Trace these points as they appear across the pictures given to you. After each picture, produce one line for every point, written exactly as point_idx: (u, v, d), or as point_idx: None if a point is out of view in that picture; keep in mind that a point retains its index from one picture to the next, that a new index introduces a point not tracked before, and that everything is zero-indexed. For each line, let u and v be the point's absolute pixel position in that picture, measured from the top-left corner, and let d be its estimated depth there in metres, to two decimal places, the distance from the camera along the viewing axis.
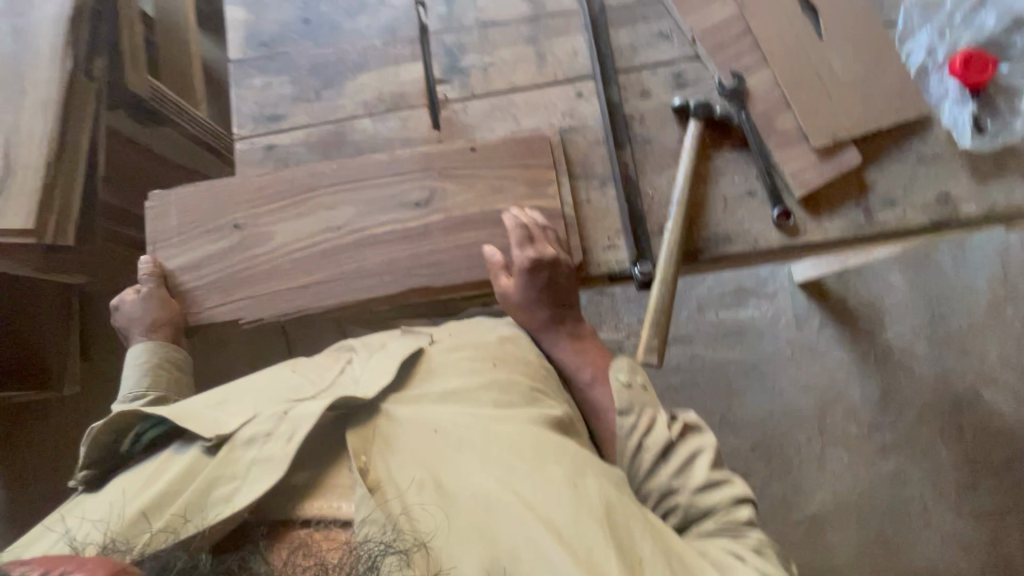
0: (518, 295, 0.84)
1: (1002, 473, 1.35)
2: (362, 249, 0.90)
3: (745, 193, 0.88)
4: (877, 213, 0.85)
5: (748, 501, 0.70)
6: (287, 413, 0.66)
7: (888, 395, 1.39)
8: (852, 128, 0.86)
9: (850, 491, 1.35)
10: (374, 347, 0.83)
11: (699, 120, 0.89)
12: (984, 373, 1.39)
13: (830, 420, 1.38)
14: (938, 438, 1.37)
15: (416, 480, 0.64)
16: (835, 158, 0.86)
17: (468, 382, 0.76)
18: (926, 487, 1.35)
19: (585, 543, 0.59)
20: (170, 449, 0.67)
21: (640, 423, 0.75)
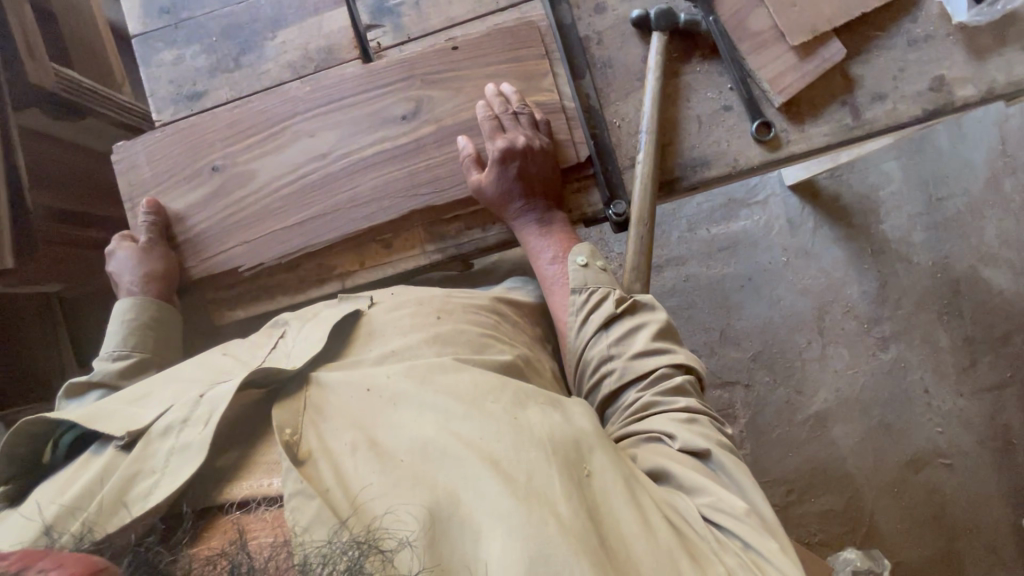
0: (492, 189, 0.86)
1: (1001, 348, 1.36)
2: (350, 173, 0.93)
3: (721, 108, 0.84)
4: (865, 111, 0.80)
5: (688, 367, 0.75)
6: (203, 396, 0.65)
7: (886, 287, 1.38)
8: (832, 17, 0.79)
9: (852, 385, 1.37)
10: (309, 317, 0.84)
11: (662, 33, 0.84)
12: (983, 252, 1.37)
13: (829, 320, 1.38)
14: (937, 322, 1.37)
15: (350, 445, 0.61)
16: (816, 54, 0.80)
17: (405, 343, 0.76)
18: (927, 372, 1.37)
19: (527, 474, 0.59)
20: (87, 453, 0.65)
21: (589, 299, 0.80)
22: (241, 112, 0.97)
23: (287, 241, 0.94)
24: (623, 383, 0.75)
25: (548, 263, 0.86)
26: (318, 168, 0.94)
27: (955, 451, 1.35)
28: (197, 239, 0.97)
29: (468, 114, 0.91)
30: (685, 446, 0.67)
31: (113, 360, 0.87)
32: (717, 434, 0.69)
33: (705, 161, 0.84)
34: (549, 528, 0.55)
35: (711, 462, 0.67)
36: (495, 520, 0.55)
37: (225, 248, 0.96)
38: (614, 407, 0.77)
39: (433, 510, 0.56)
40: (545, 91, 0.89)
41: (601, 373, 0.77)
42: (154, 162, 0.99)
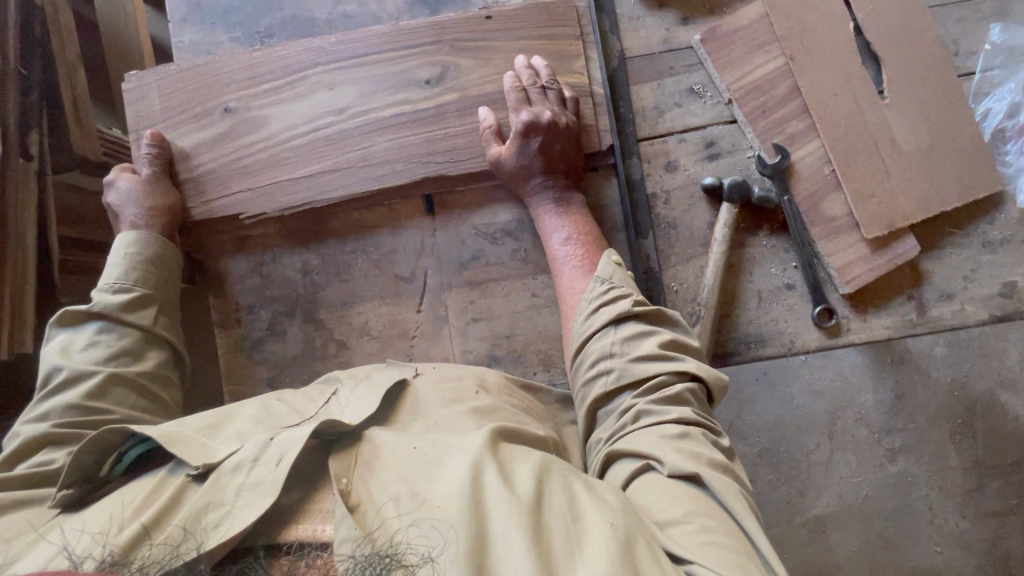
0: (513, 161, 0.95)
1: (1011, 474, 1.34)
2: (365, 139, 1.01)
3: (784, 284, 0.99)
4: (929, 309, 0.98)
5: (689, 375, 0.78)
6: (273, 440, 0.66)
7: (902, 399, 1.35)
8: (909, 212, 0.96)
9: (855, 493, 1.35)
10: (361, 378, 0.85)
11: (733, 204, 0.97)
12: (1003, 375, 1.35)
13: (841, 424, 1.36)
14: (949, 441, 1.35)
15: (394, 498, 0.61)
16: (886, 251, 0.97)
17: (450, 416, 0.76)
18: (932, 489, 1.35)
19: (552, 527, 0.58)
20: (163, 470, 0.66)
21: (609, 289, 0.86)
22: (262, 58, 1.04)
23: (292, 186, 1.02)
24: (619, 382, 0.79)
25: (559, 244, 0.95)
26: (332, 126, 1.02)
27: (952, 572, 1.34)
28: (203, 179, 1.04)
29: (492, 87, 1.00)
30: (673, 469, 0.67)
31: (113, 292, 0.92)
32: (707, 452, 0.69)
33: (759, 337, 0.99)
34: (555, 557, 0.55)
35: (703, 485, 0.66)
36: (511, 553, 0.55)
37: (228, 192, 1.03)
38: (606, 407, 0.80)
39: (467, 544, 0.55)
40: (574, 72, 1.00)
41: (599, 367, 0.81)
42: (164, 96, 1.06)
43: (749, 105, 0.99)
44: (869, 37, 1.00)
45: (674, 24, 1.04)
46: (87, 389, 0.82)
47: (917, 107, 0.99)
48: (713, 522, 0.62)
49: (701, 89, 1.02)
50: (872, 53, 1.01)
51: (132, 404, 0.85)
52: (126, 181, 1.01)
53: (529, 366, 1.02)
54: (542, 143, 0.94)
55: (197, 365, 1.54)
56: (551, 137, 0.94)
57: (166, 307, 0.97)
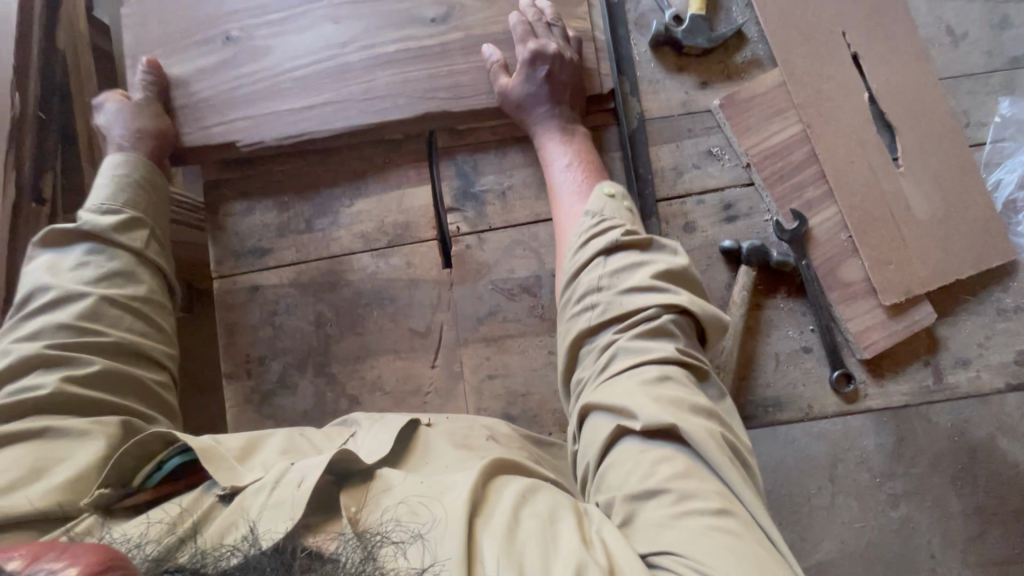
0: (518, 90, 0.98)
1: (1012, 522, 1.33)
2: (366, 82, 1.03)
3: (800, 348, 1.00)
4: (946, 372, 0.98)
5: (678, 314, 0.77)
6: (292, 466, 0.67)
7: (902, 443, 1.35)
8: (926, 279, 0.98)
9: (857, 539, 1.33)
10: (377, 418, 0.85)
11: (751, 267, 0.98)
12: (1002, 421, 1.35)
13: (842, 468, 1.35)
14: (950, 486, 1.35)
15: (399, 518, 0.62)
16: (905, 317, 0.98)
17: (457, 459, 0.76)
18: (935, 535, 1.33)
19: (531, 536, 0.59)
20: (199, 489, 0.70)
21: (598, 223, 0.85)
22: None
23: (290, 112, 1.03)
24: (604, 317, 0.78)
25: (560, 172, 0.97)
26: (336, 64, 1.04)
27: None
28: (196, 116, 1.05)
29: (495, 28, 1.04)
30: (648, 422, 0.67)
31: (102, 212, 0.91)
32: (691, 398, 0.70)
33: (776, 402, 0.99)
34: (522, 546, 0.58)
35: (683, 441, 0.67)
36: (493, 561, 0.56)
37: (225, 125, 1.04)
38: (590, 344, 0.80)
39: (456, 526, 0.58)
40: (578, 18, 1.05)
41: (584, 304, 0.80)
42: (163, 23, 1.08)
43: (767, 170, 1.02)
44: (884, 106, 1.03)
45: (693, 87, 1.06)
46: (79, 310, 0.82)
47: (931, 177, 1.02)
48: (693, 485, 0.63)
49: (719, 151, 1.05)
50: (888, 123, 1.04)
51: (127, 326, 0.85)
52: (114, 103, 1.02)
53: (544, 427, 1.00)
54: (547, 73, 0.97)
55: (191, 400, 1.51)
56: (556, 69, 0.98)
57: (158, 232, 0.96)
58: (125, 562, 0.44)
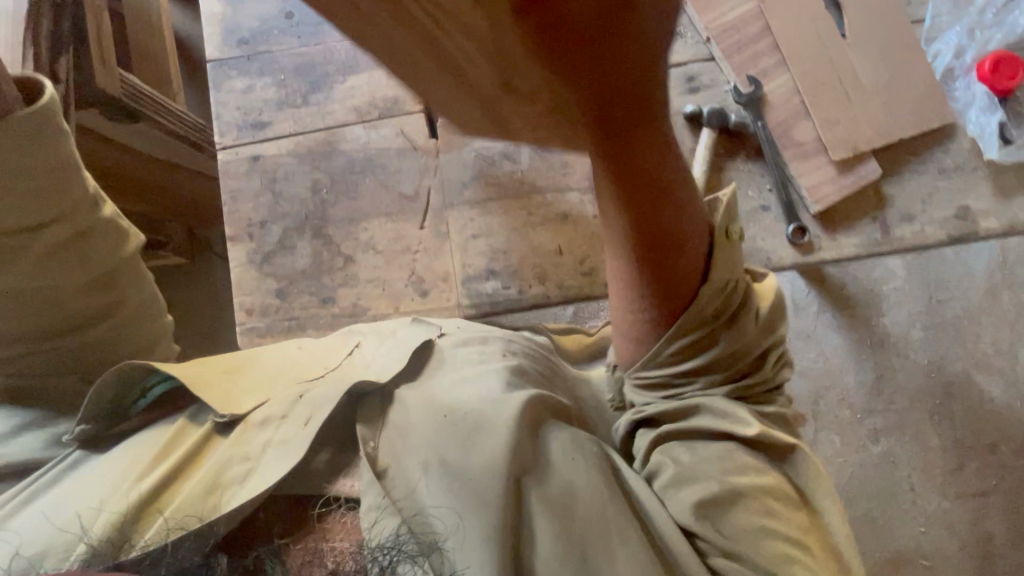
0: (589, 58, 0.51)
1: (988, 455, 1.38)
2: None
3: (759, 207, 1.00)
4: (894, 230, 0.97)
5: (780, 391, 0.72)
6: (303, 397, 0.68)
7: (882, 379, 1.40)
8: (873, 139, 1.01)
9: (840, 473, 1.38)
10: (387, 334, 0.85)
11: (713, 130, 1.01)
12: (977, 358, 1.40)
13: (824, 405, 1.40)
14: (928, 422, 1.39)
15: (424, 465, 0.63)
16: (854, 172, 0.99)
17: (477, 371, 0.75)
18: (914, 469, 1.38)
19: (577, 513, 0.60)
20: (184, 417, 0.68)
21: (709, 275, 0.68)
22: None
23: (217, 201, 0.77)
24: (695, 346, 0.69)
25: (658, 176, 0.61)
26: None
27: (936, 553, 1.35)
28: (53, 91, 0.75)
29: None
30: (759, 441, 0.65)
31: None
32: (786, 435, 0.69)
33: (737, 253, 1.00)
34: (575, 530, 0.59)
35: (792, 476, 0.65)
36: (529, 530, 0.59)
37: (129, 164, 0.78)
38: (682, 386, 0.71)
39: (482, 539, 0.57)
40: None
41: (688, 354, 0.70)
42: None
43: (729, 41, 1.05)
44: None
45: None
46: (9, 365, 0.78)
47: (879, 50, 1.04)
48: (778, 506, 0.62)
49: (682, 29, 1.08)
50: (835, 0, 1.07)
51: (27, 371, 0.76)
52: None
53: (525, 280, 1.02)
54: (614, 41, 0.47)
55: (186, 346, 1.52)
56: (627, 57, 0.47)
57: None
58: None
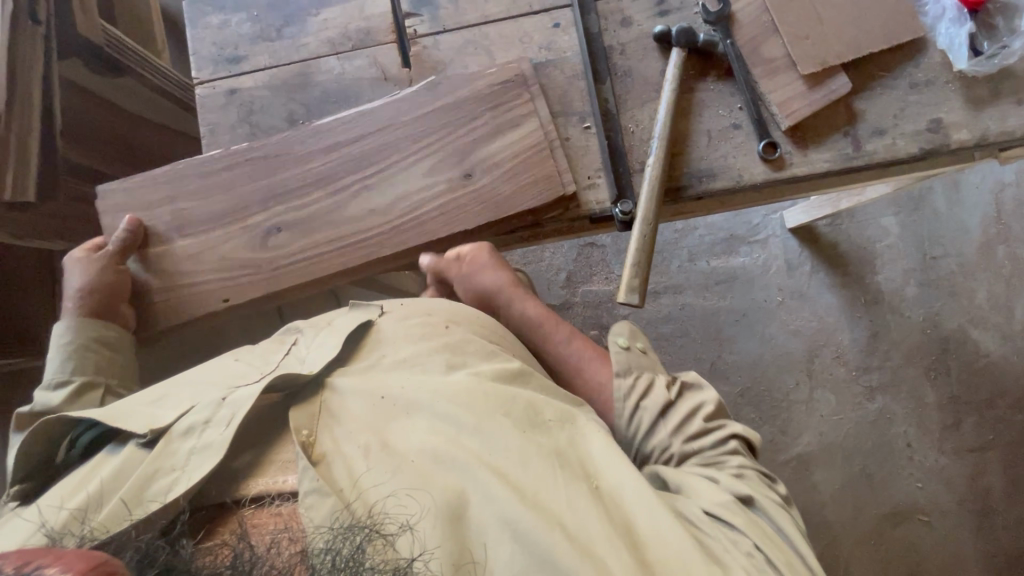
0: (483, 284, 0.88)
1: (985, 410, 1.37)
2: (335, 207, 0.92)
3: (730, 126, 0.86)
4: (865, 143, 0.83)
5: (741, 437, 0.73)
6: (225, 399, 0.69)
7: (877, 337, 1.40)
8: (842, 54, 0.83)
9: (836, 431, 1.38)
10: (322, 326, 0.85)
11: (680, 50, 0.87)
12: (974, 313, 1.40)
13: (819, 364, 1.40)
14: (925, 378, 1.39)
15: (363, 446, 0.66)
16: (824, 85, 0.83)
17: (414, 352, 0.77)
18: (911, 425, 1.37)
19: (537, 480, 0.63)
20: (103, 452, 0.70)
21: (635, 381, 0.78)
22: None
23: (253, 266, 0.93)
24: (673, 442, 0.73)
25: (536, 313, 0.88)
26: (282, 202, 0.93)
27: (934, 508, 1.35)
28: (178, 256, 0.95)
29: None
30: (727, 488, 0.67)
31: None
32: (758, 478, 0.69)
33: (709, 172, 0.86)
34: (538, 497, 0.62)
35: (752, 504, 0.66)
36: (489, 501, 0.61)
37: (212, 233, 0.95)
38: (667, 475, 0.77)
39: (441, 509, 0.61)
40: None
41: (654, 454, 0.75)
42: None
43: None
44: None
45: None
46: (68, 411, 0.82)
47: None
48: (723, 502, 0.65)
49: None
50: None
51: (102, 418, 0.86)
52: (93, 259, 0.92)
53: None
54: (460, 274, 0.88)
55: None
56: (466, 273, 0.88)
57: None
58: (115, 569, 0.40)
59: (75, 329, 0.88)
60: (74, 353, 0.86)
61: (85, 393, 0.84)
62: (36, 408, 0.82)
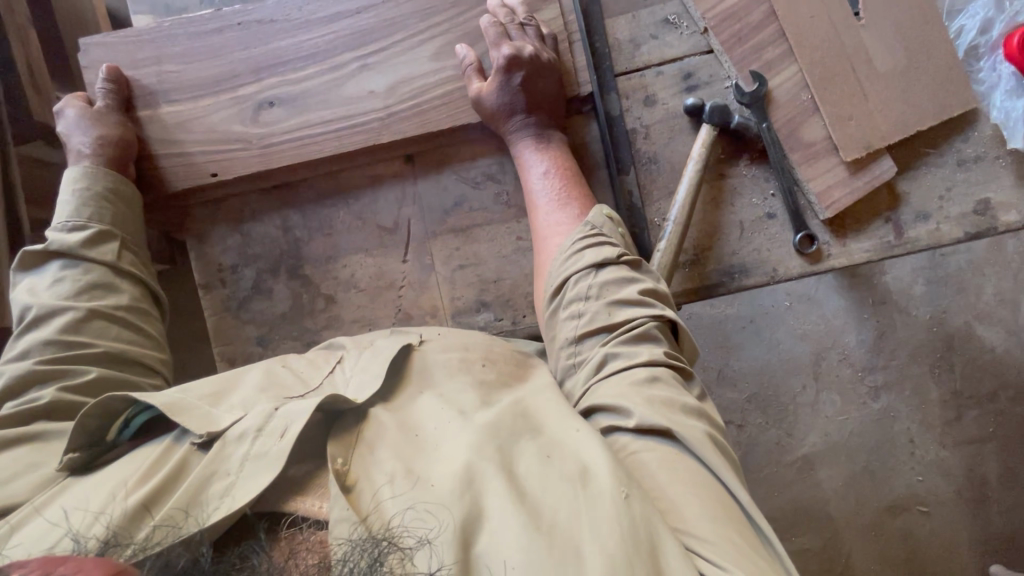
0: (494, 99, 0.90)
1: (985, 404, 1.39)
2: (330, 86, 0.98)
3: (764, 213, 0.91)
4: (907, 230, 0.89)
5: (665, 318, 0.74)
6: (277, 410, 0.66)
7: (883, 338, 1.39)
8: (887, 134, 0.87)
9: (841, 430, 1.40)
10: (366, 345, 0.84)
11: (712, 127, 0.89)
12: (980, 309, 1.39)
13: (825, 365, 1.40)
14: (929, 375, 1.39)
15: (390, 476, 0.62)
16: (866, 171, 0.88)
17: (451, 389, 0.74)
18: (914, 422, 1.39)
19: (547, 509, 0.57)
20: (170, 438, 0.68)
21: (594, 233, 0.81)
22: None
23: (243, 142, 0.99)
24: (591, 328, 0.75)
25: (538, 177, 0.91)
26: (275, 75, 0.99)
27: (932, 498, 1.39)
28: (167, 122, 1.01)
29: None
30: (641, 421, 0.65)
31: None
32: (680, 396, 0.67)
33: (743, 267, 0.91)
34: (539, 510, 0.57)
35: (677, 440, 0.64)
36: (504, 526, 0.56)
37: (198, 100, 1.01)
38: (575, 347, 0.76)
39: (458, 531, 0.55)
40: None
41: (572, 310, 0.77)
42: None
43: (725, 33, 0.91)
44: None
45: None
46: (63, 325, 0.83)
47: (894, 26, 0.88)
48: (687, 472, 0.62)
49: (677, 19, 0.94)
50: None
51: (116, 334, 0.86)
52: (76, 108, 0.97)
53: (518, 310, 0.99)
54: (492, 92, 0.90)
55: (181, 350, 1.46)
56: (496, 92, 0.90)
57: None
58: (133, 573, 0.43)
59: (91, 175, 0.93)
60: (91, 201, 0.92)
61: (100, 242, 0.91)
62: (54, 248, 0.88)
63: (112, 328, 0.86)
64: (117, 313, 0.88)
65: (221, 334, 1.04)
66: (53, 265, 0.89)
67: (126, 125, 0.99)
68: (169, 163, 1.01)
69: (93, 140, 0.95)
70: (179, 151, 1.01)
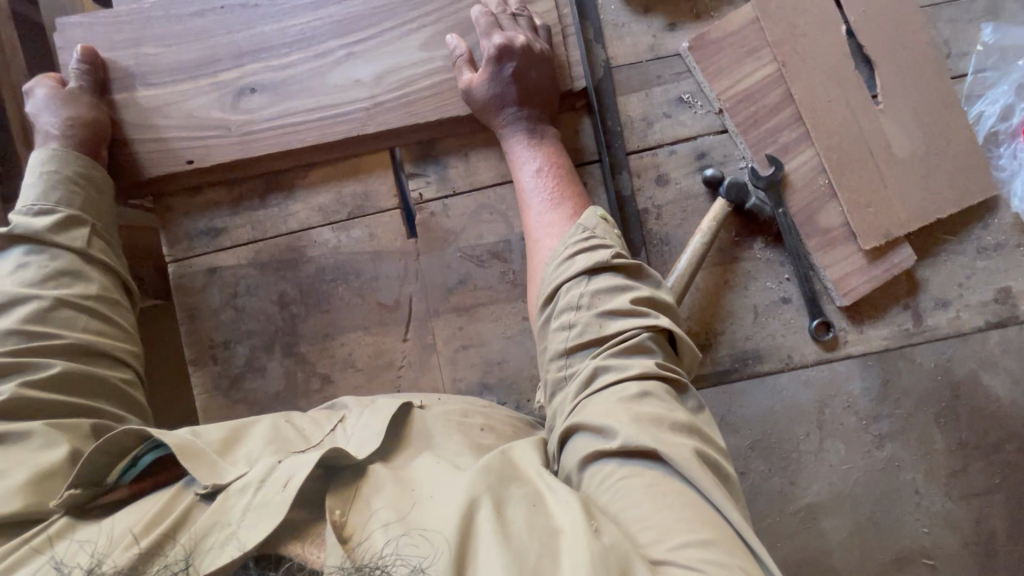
0: (484, 89, 0.95)
1: (991, 455, 1.33)
2: (315, 74, 1.00)
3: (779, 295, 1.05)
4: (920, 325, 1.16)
5: (657, 331, 0.74)
6: (281, 462, 0.64)
7: (889, 384, 1.31)
8: (900, 224, 1.02)
9: (846, 480, 1.33)
10: (367, 403, 0.81)
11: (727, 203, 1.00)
12: (985, 357, 1.30)
13: (829, 413, 1.33)
14: (935, 424, 1.32)
15: (384, 527, 0.58)
16: (878, 264, 1.03)
17: (451, 451, 0.72)
18: (920, 472, 1.32)
19: (532, 549, 0.53)
20: (179, 484, 0.66)
21: (586, 239, 0.81)
22: None
23: (223, 128, 1.01)
24: (580, 341, 0.74)
25: (530, 174, 0.95)
26: (259, 61, 1.01)
27: (940, 551, 1.33)
28: (143, 105, 1.02)
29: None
30: (625, 442, 0.62)
31: None
32: (671, 415, 0.65)
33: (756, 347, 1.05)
34: (522, 545, 0.53)
35: (665, 463, 0.62)
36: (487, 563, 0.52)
37: (177, 85, 1.02)
38: (568, 361, 0.75)
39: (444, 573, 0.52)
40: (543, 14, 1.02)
41: (563, 320, 0.77)
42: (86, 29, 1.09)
43: (740, 115, 1.04)
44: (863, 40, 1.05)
45: (661, 29, 1.07)
46: (28, 312, 0.80)
47: (910, 117, 1.04)
48: (676, 497, 0.59)
49: (691, 97, 1.06)
50: (866, 58, 1.06)
51: (84, 325, 0.83)
52: (46, 88, 0.96)
53: (522, 395, 1.02)
54: (483, 82, 0.94)
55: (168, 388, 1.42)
56: (486, 82, 0.94)
57: None
58: None
59: (61, 160, 0.92)
60: (60, 184, 0.91)
61: (70, 227, 0.89)
62: (19, 229, 0.86)
63: (80, 318, 0.84)
64: (86, 302, 0.85)
65: (211, 412, 1.04)
66: (16, 250, 0.86)
67: (96, 108, 0.99)
68: (144, 148, 1.02)
69: (64, 119, 0.94)
70: (157, 136, 1.01)
